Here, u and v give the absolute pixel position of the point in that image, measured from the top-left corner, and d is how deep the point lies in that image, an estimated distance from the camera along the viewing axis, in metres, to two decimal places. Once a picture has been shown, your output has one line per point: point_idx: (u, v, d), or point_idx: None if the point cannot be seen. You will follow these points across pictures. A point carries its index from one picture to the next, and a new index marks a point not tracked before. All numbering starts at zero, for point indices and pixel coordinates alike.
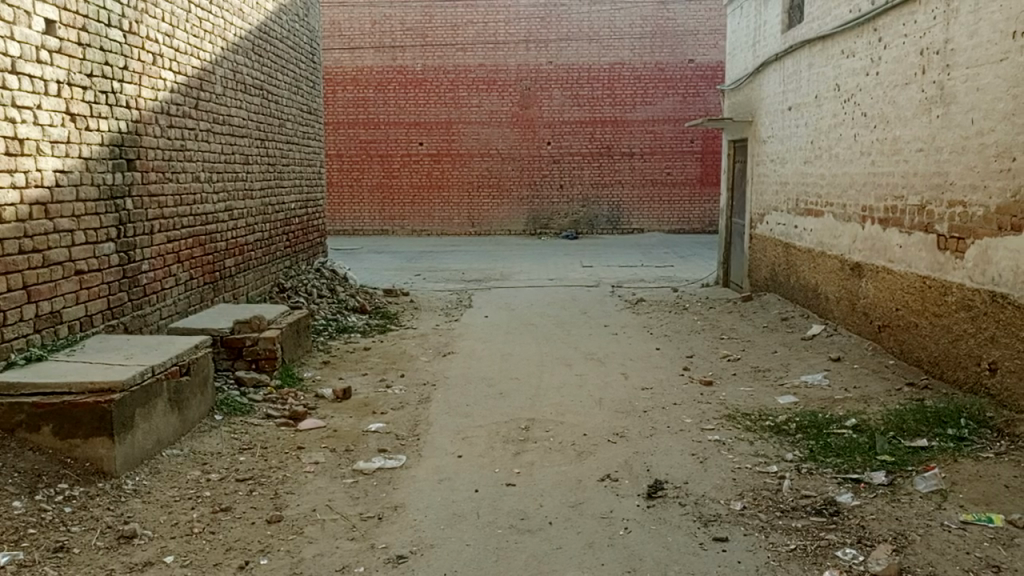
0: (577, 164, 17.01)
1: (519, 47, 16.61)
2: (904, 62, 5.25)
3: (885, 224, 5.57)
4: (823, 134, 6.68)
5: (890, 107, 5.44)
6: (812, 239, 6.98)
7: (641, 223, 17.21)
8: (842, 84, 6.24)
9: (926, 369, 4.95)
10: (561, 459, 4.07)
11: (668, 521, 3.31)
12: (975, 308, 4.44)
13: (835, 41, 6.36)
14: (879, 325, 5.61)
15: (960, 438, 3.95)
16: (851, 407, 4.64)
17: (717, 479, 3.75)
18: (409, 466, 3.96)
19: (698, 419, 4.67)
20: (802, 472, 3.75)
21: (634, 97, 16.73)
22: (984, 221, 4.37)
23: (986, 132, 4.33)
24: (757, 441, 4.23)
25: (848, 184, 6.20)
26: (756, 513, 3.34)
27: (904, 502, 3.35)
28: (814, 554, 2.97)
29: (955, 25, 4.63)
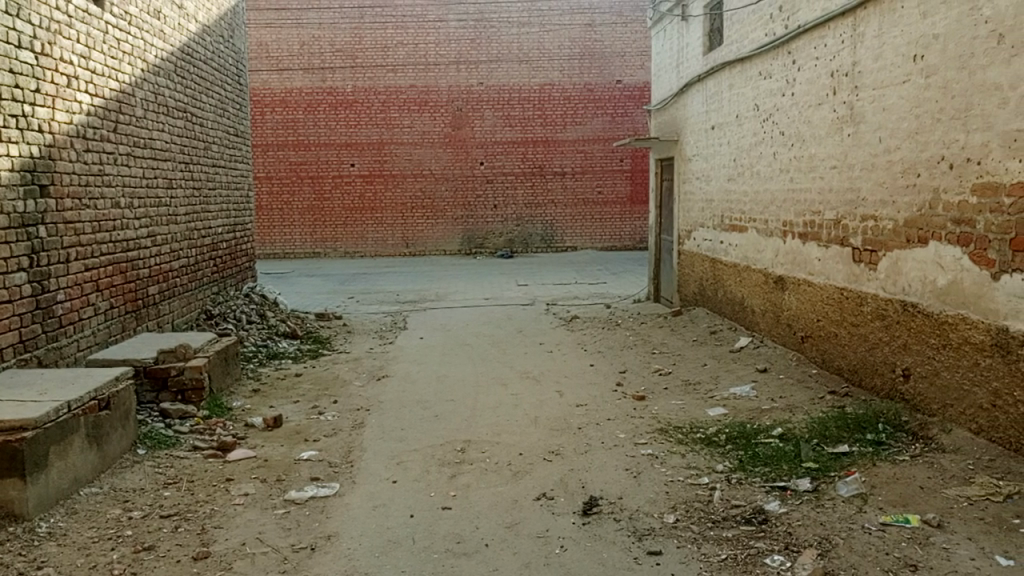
0: (510, 184, 17.17)
1: (450, 68, 16.71)
2: (817, 84, 5.50)
3: (804, 238, 5.79)
4: (744, 152, 6.92)
5: (806, 127, 5.68)
6: (737, 254, 7.20)
7: (574, 241, 17.48)
8: (760, 104, 6.49)
9: (847, 377, 5.14)
10: (497, 480, 4.06)
11: (603, 537, 3.34)
12: (889, 316, 4.64)
13: (753, 63, 6.61)
14: (802, 336, 5.82)
15: (878, 442, 4.12)
16: (777, 417, 4.79)
17: (651, 492, 3.80)
18: (342, 494, 3.89)
19: (631, 433, 4.74)
20: (731, 483, 3.84)
21: (564, 117, 17.01)
22: (894, 234, 4.58)
23: (893, 150, 4.54)
24: (689, 454, 4.31)
25: (769, 200, 6.43)
26: (689, 525, 3.41)
27: (828, 507, 3.47)
28: (744, 562, 3.04)
29: (861, 49, 4.88)
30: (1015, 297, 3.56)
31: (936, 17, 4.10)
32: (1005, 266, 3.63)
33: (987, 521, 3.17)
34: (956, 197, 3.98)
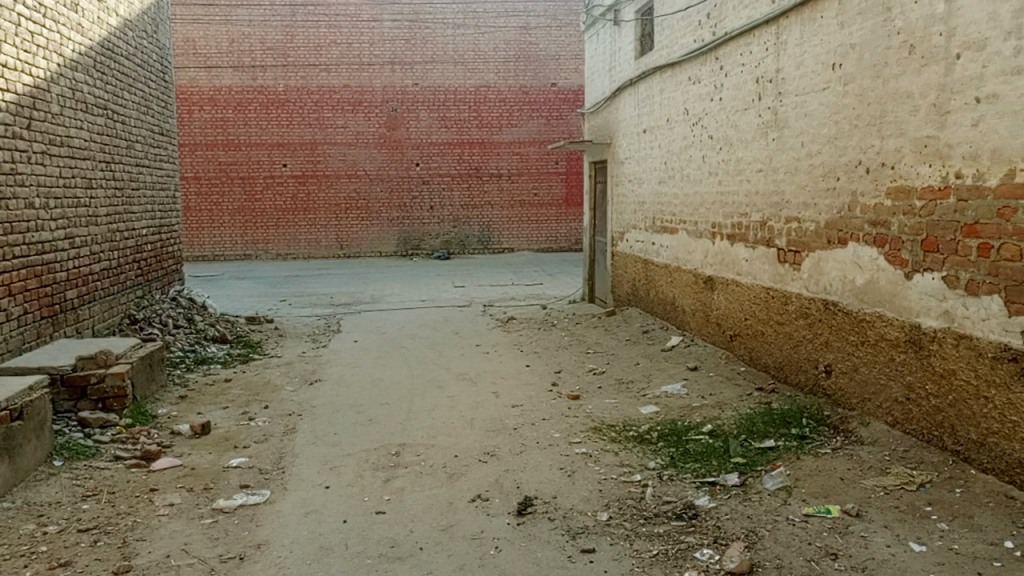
0: (446, 185, 17.12)
1: (384, 69, 16.55)
2: (743, 89, 5.66)
3: (732, 239, 5.95)
4: (675, 156, 7.06)
5: (733, 131, 5.84)
6: (668, 255, 7.34)
7: (510, 242, 17.56)
8: (690, 109, 6.64)
9: (773, 374, 5.30)
10: (431, 483, 4.04)
11: (537, 537, 3.36)
12: (811, 315, 4.81)
13: (683, 69, 6.76)
14: (730, 335, 5.98)
15: (802, 437, 4.26)
16: (707, 414, 4.90)
17: (585, 491, 3.84)
18: (273, 502, 3.80)
19: (566, 433, 4.79)
20: (663, 479, 3.92)
21: (500, 119, 17.07)
22: (815, 235, 4.75)
23: (814, 154, 4.71)
24: (622, 452, 4.38)
25: (698, 203, 6.58)
26: (622, 522, 3.46)
27: (755, 500, 3.58)
28: (675, 557, 3.10)
29: (784, 57, 5.04)
30: (926, 295, 3.73)
31: (853, 27, 4.27)
32: (918, 265, 3.80)
33: (902, 509, 3.31)
34: (872, 200, 4.16)
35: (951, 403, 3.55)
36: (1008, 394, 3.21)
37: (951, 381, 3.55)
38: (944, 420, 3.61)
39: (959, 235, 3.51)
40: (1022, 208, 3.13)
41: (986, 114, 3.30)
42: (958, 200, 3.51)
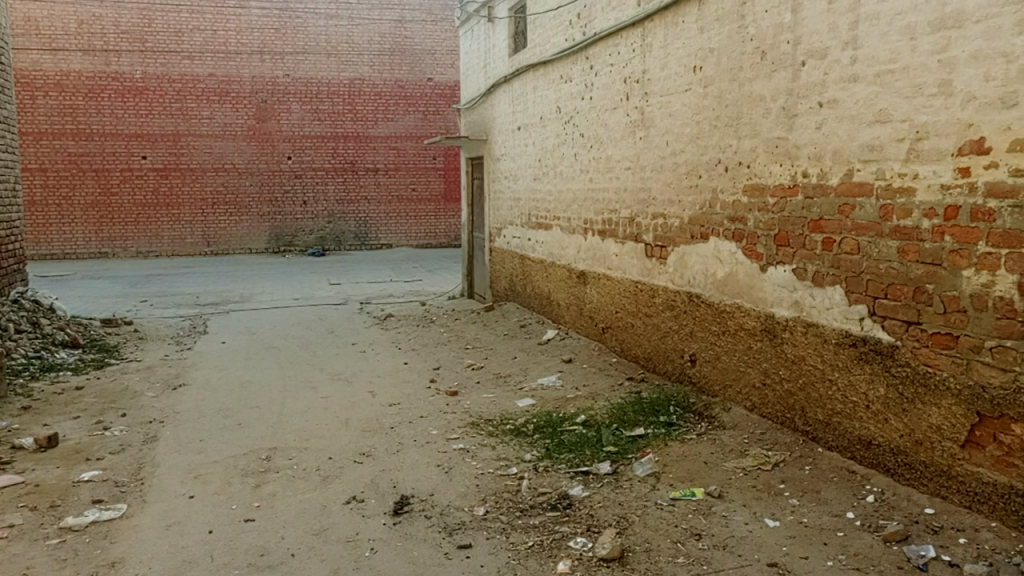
0: (320, 180, 16.66)
1: (252, 58, 15.89)
2: (612, 89, 5.83)
3: (603, 235, 6.13)
4: (548, 153, 7.19)
5: (603, 130, 6.01)
6: (543, 250, 7.47)
7: (388, 238, 17.35)
8: (562, 107, 6.77)
9: (642, 364, 5.51)
10: (304, 487, 3.91)
11: (413, 536, 3.32)
12: (677, 307, 5.02)
13: (554, 67, 6.89)
14: (603, 327, 6.16)
15: (669, 424, 4.45)
16: (581, 404, 5.03)
17: (462, 487, 3.84)
18: (130, 516, 3.56)
19: (443, 429, 4.77)
20: (539, 471, 3.98)
21: (375, 113, 16.80)
22: (680, 231, 4.96)
23: (678, 153, 4.92)
24: (499, 445, 4.42)
25: (571, 199, 6.73)
26: (498, 516, 3.48)
27: (625, 487, 3.70)
28: (550, 547, 3.15)
29: (649, 58, 5.23)
30: (779, 286, 3.98)
31: (711, 32, 4.49)
32: (771, 259, 4.04)
33: (759, 488, 3.53)
34: (730, 197, 4.39)
35: (801, 386, 3.80)
36: (849, 377, 3.48)
37: (801, 366, 3.80)
38: (795, 403, 3.86)
39: (807, 231, 3.76)
40: (860, 204, 3.39)
41: (827, 118, 3.55)
42: (805, 198, 3.76)
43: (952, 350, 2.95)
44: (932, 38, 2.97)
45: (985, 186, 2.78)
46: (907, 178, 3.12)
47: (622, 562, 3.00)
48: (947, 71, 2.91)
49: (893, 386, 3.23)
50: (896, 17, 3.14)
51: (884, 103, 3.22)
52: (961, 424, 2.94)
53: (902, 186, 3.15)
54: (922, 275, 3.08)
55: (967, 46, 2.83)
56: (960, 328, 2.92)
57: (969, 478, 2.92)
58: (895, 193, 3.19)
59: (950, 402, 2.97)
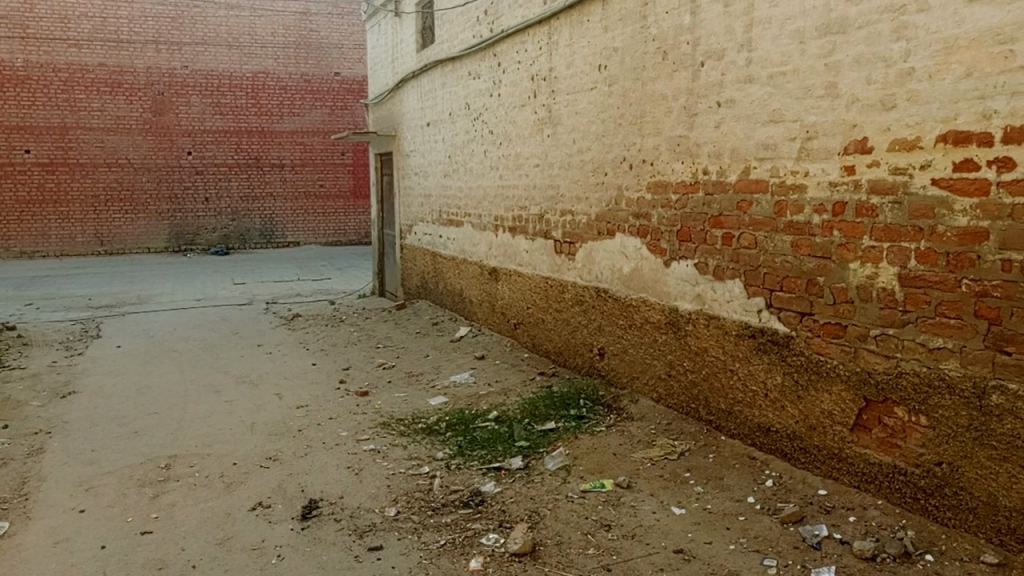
0: (223, 176, 16.06)
1: (147, 48, 15.14)
2: (520, 86, 5.86)
3: (513, 231, 6.15)
4: (458, 149, 7.16)
5: (511, 127, 6.03)
6: (455, 247, 7.44)
7: (296, 236, 16.91)
8: (471, 103, 6.76)
9: (553, 358, 5.57)
10: (206, 495, 3.76)
11: (322, 540, 3.24)
12: (586, 302, 5.09)
13: (463, 64, 6.87)
14: (514, 323, 6.19)
15: (580, 417, 4.51)
16: (493, 401, 5.04)
17: (372, 488, 3.78)
18: (13, 535, 3.33)
19: (353, 430, 4.69)
20: (451, 469, 3.96)
21: (280, 108, 16.33)
22: (587, 227, 5.04)
23: (585, 150, 4.99)
24: (410, 445, 4.37)
25: (481, 196, 6.73)
26: (409, 516, 3.44)
27: (537, 482, 3.73)
28: (462, 545, 3.14)
29: (556, 56, 5.29)
30: (682, 280, 4.09)
31: (615, 31, 4.57)
32: (674, 254, 4.16)
33: (665, 477, 3.62)
34: (635, 194, 4.48)
35: (704, 377, 3.93)
36: (749, 367, 3.62)
37: (704, 357, 3.93)
38: (698, 393, 3.99)
39: (707, 226, 3.88)
40: (756, 201, 3.53)
41: (725, 117, 3.68)
42: (705, 194, 3.88)
43: (841, 339, 3.11)
44: (819, 42, 3.12)
45: (868, 183, 2.94)
46: (799, 176, 3.27)
47: (534, 557, 3.01)
48: (833, 74, 3.06)
49: (789, 374, 3.38)
50: (787, 22, 3.28)
51: (777, 104, 3.36)
52: (850, 409, 3.10)
53: (795, 183, 3.29)
54: (813, 268, 3.23)
55: (851, 50, 2.98)
56: (848, 318, 3.08)
57: (857, 459, 3.09)
58: (788, 190, 3.33)
59: (839, 388, 3.13)
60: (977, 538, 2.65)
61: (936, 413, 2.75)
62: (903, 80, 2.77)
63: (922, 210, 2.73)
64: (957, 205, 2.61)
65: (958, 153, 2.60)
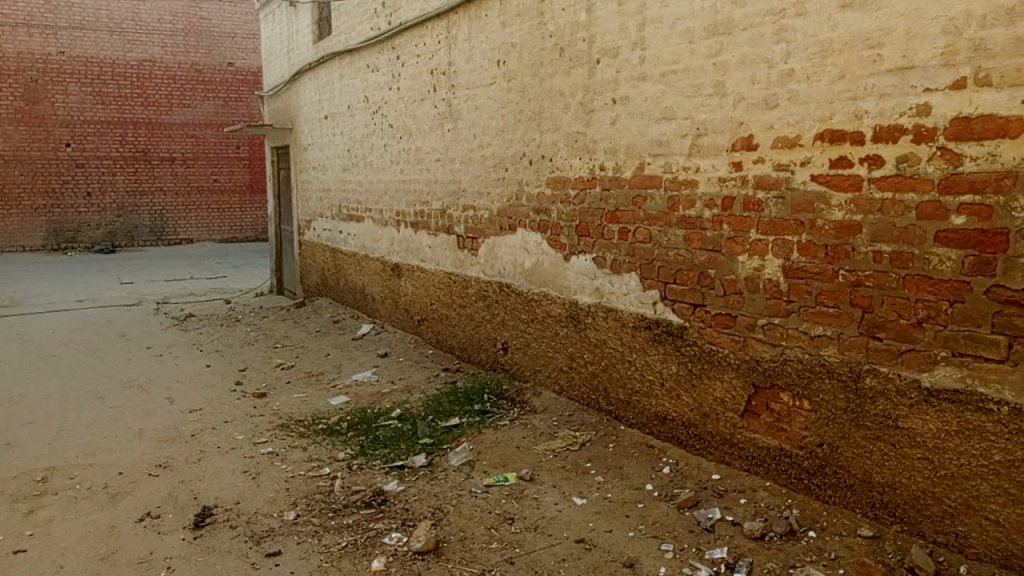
0: (107, 169, 15.17)
1: (17, 31, 14.10)
2: (419, 80, 5.80)
3: (415, 227, 6.09)
4: (357, 143, 7.03)
5: (411, 121, 5.96)
6: (355, 243, 7.30)
7: (189, 233, 16.17)
8: (370, 97, 6.64)
9: (457, 354, 5.56)
10: (89, 508, 3.54)
11: (216, 549, 3.12)
12: (489, 297, 5.10)
13: (361, 56, 6.74)
14: (418, 319, 6.13)
15: (483, 412, 4.52)
16: (396, 399, 4.98)
17: (270, 492, 3.66)
18: None
19: (250, 433, 4.52)
20: (352, 470, 3.88)
21: (169, 98, 15.56)
22: (489, 222, 5.04)
23: (485, 146, 4.99)
24: (310, 446, 4.26)
25: (382, 190, 6.63)
26: (310, 518, 3.35)
27: (441, 478, 3.71)
28: (364, 546, 3.08)
29: (455, 51, 5.26)
30: (581, 274, 4.16)
31: (513, 27, 4.59)
32: (574, 248, 4.21)
33: (567, 469, 3.68)
34: (535, 189, 4.52)
35: (603, 368, 4.01)
36: (646, 357, 3.71)
37: (603, 349, 4.00)
38: (599, 384, 4.07)
39: (605, 221, 3.96)
40: (650, 196, 3.62)
41: (620, 114, 3.76)
42: (603, 190, 3.95)
43: (731, 329, 3.24)
44: (708, 42, 3.22)
45: (754, 179, 3.07)
46: (690, 172, 3.38)
47: (438, 554, 3.00)
48: (720, 73, 3.18)
49: (683, 363, 3.49)
50: (677, 22, 3.37)
51: (669, 102, 3.45)
52: (740, 395, 3.23)
53: (686, 179, 3.40)
54: (704, 261, 3.35)
55: (736, 50, 3.10)
56: (737, 309, 3.21)
57: (747, 444, 3.23)
58: (680, 185, 3.44)
59: (730, 376, 3.26)
60: (855, 513, 2.81)
61: (817, 397, 2.90)
62: (784, 81, 2.91)
63: (803, 205, 2.87)
64: (834, 200, 2.76)
65: (834, 151, 2.75)
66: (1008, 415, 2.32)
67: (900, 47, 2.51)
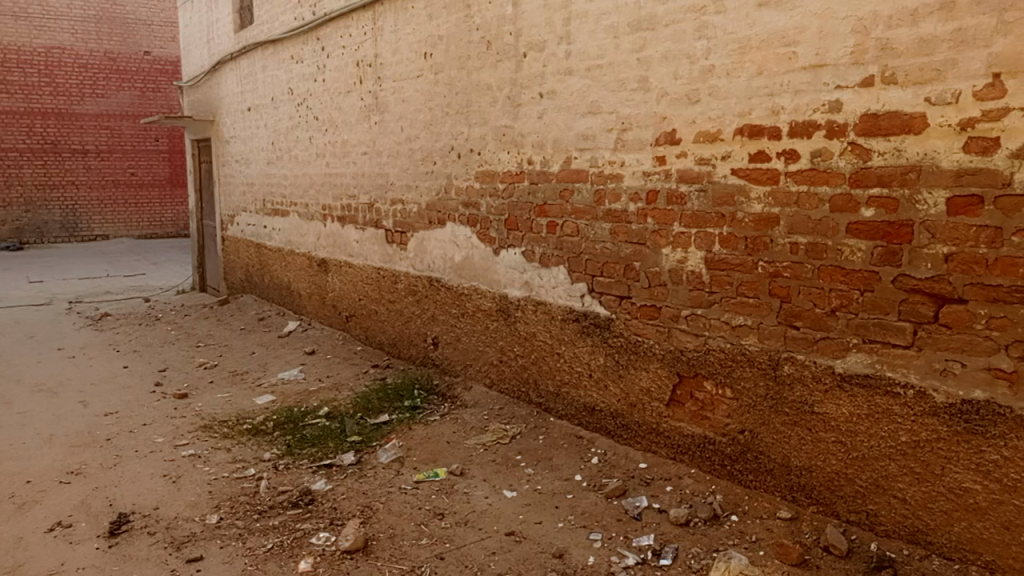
0: (13, 162, 14.38)
1: None
2: (345, 72, 5.70)
3: (343, 221, 5.98)
4: (281, 136, 6.86)
5: (337, 113, 5.85)
6: (281, 238, 7.13)
7: (104, 229, 15.49)
8: (294, 88, 6.49)
9: (387, 350, 5.49)
10: None
11: (133, 557, 3.00)
12: (418, 291, 5.05)
13: (284, 47, 6.58)
14: (346, 315, 6.03)
15: (413, 408, 4.48)
16: (324, 396, 4.89)
17: (192, 496, 3.55)
18: None
19: (170, 435, 4.37)
20: (278, 470, 3.79)
21: (81, 88, 14.85)
22: (418, 216, 4.99)
23: (413, 139, 4.94)
24: (234, 447, 4.14)
25: (308, 184, 6.49)
26: (233, 521, 3.26)
27: (370, 476, 3.66)
28: (291, 547, 3.01)
29: (381, 42, 5.19)
30: (511, 268, 4.17)
31: (439, 19, 4.55)
32: (503, 242, 4.21)
33: (498, 462, 3.69)
34: (464, 182, 4.50)
35: (532, 361, 4.03)
36: (574, 349, 3.74)
37: (533, 342, 4.02)
38: (529, 377, 4.08)
39: (533, 215, 3.97)
40: (577, 189, 3.65)
41: (547, 108, 3.77)
42: (531, 183, 3.96)
43: (656, 320, 3.30)
44: (632, 37, 3.27)
45: (677, 173, 3.13)
46: (615, 166, 3.42)
47: (367, 552, 2.95)
48: (644, 68, 3.22)
49: (611, 355, 3.54)
50: (602, 17, 3.41)
51: (595, 96, 3.49)
52: (666, 385, 3.29)
53: (612, 173, 3.44)
54: (630, 254, 3.40)
55: (659, 46, 3.15)
56: (661, 300, 3.27)
57: (673, 432, 3.30)
58: (606, 179, 3.48)
59: (656, 366, 3.32)
60: (774, 496, 2.91)
61: (738, 385, 2.99)
62: (706, 77, 2.97)
63: (724, 198, 2.95)
64: (753, 193, 2.84)
65: (752, 145, 2.83)
66: (914, 398, 2.43)
67: (814, 45, 2.59)
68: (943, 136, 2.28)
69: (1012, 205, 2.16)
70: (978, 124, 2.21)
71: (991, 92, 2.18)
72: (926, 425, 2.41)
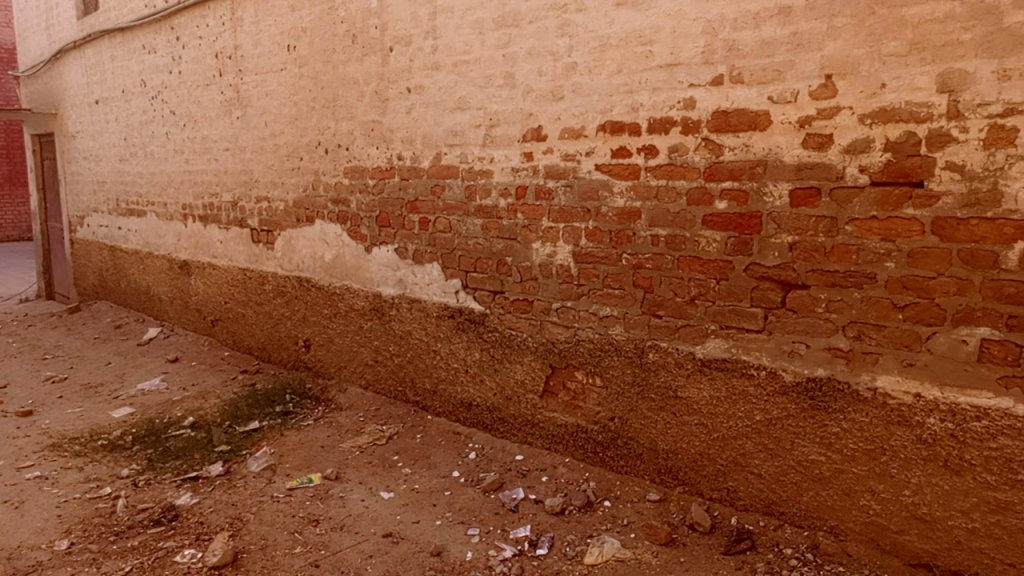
0: None
1: None
2: (202, 64, 5.41)
3: (205, 221, 5.69)
4: (134, 131, 6.43)
5: (195, 107, 5.55)
6: (137, 240, 6.69)
7: None
8: (147, 80, 6.10)
9: (256, 355, 5.27)
10: None
11: None
12: (288, 293, 4.87)
13: (134, 36, 6.17)
14: (211, 320, 5.74)
15: (285, 413, 4.32)
16: (188, 406, 4.63)
17: (38, 521, 3.26)
18: None
19: (12, 457, 4.00)
20: (138, 486, 3.56)
21: None
22: (285, 214, 4.82)
23: (277, 134, 4.76)
24: (87, 465, 3.85)
25: (165, 182, 6.12)
26: (87, 546, 3.03)
27: (239, 486, 3.50)
28: (152, 568, 2.83)
29: (241, 33, 4.96)
30: (384, 266, 4.10)
31: (302, 11, 4.41)
32: (374, 240, 4.14)
33: (374, 464, 3.62)
34: (333, 179, 4.38)
35: (408, 359, 3.98)
36: (449, 345, 3.74)
37: (408, 341, 3.98)
38: (405, 375, 4.03)
39: (405, 212, 3.93)
40: (448, 185, 3.64)
41: (415, 103, 3.74)
42: (401, 179, 3.91)
43: (529, 314, 3.34)
44: (497, 34, 3.29)
45: (544, 168, 3.18)
46: (485, 162, 3.43)
47: (236, 566, 2.83)
48: (509, 65, 3.25)
49: (485, 350, 3.55)
50: (467, 13, 3.41)
51: (462, 92, 3.48)
52: (539, 376, 3.34)
53: (481, 169, 3.46)
54: (502, 249, 3.42)
55: (523, 43, 3.19)
56: (533, 294, 3.32)
57: (546, 423, 3.35)
58: (476, 175, 3.49)
59: (529, 359, 3.37)
60: (643, 479, 3.03)
61: (607, 374, 3.07)
62: (568, 74, 3.04)
63: (589, 192, 3.02)
64: (616, 187, 2.93)
65: (614, 141, 2.91)
66: (766, 378, 2.59)
67: (667, 45, 2.70)
68: (785, 132, 2.44)
69: (845, 196, 2.34)
70: (814, 121, 2.37)
71: (824, 91, 2.34)
72: (777, 403, 2.57)
